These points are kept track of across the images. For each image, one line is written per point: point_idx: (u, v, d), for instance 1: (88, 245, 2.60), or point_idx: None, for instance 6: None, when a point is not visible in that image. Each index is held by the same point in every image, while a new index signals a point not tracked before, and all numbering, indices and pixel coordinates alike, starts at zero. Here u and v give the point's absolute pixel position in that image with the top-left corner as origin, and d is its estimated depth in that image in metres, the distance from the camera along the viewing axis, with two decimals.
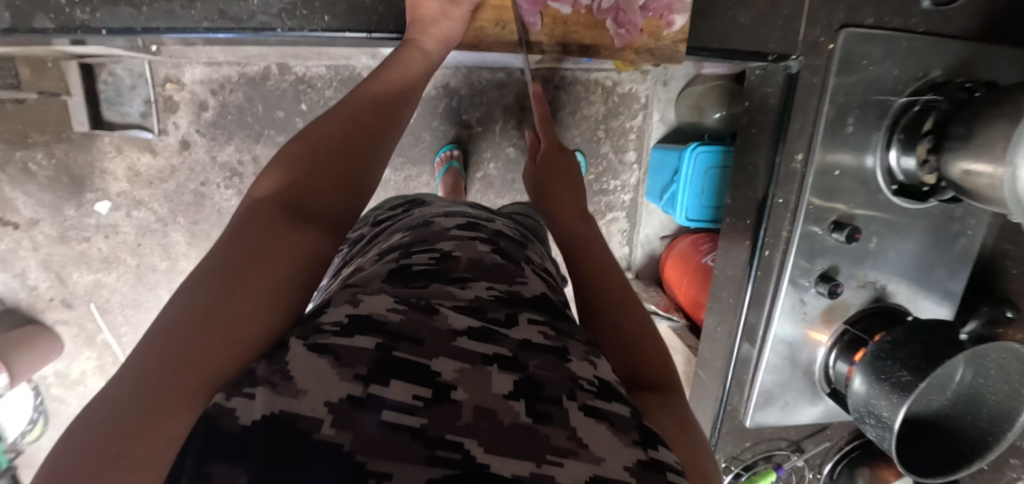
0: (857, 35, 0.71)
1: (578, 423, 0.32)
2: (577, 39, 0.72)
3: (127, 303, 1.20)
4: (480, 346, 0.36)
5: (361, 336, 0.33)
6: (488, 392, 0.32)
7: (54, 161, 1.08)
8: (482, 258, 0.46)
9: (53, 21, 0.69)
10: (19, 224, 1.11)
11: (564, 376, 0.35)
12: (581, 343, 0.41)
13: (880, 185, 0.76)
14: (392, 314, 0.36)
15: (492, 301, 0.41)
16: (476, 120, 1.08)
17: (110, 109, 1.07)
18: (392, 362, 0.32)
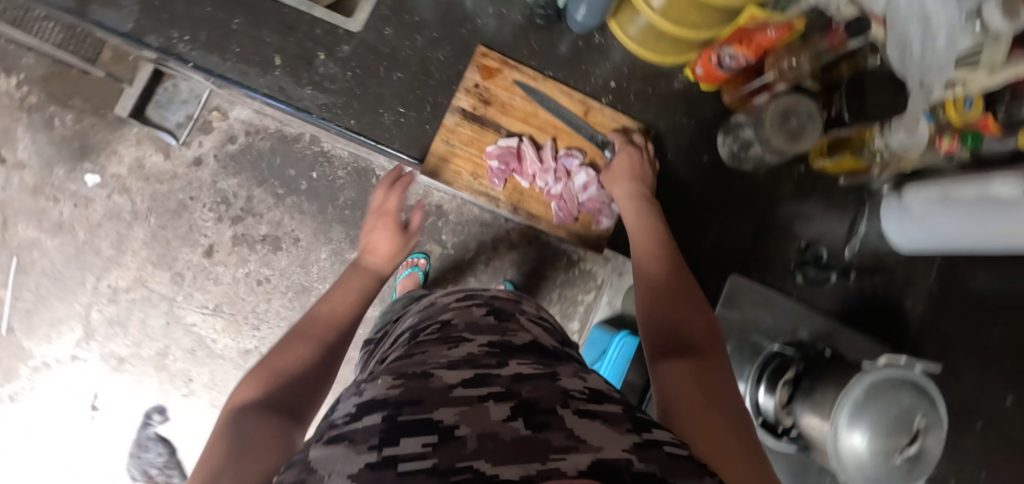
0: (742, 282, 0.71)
1: (572, 425, 0.32)
2: (527, 207, 0.99)
3: (49, 273, 1.18)
4: (477, 388, 0.35)
5: (370, 416, 0.32)
6: (489, 420, 0.31)
7: (77, 126, 1.18)
8: (475, 320, 0.50)
9: (158, 42, 0.93)
10: (6, 162, 1.16)
11: (554, 391, 0.36)
12: (570, 366, 0.44)
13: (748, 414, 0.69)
14: (393, 389, 0.35)
15: (482, 353, 0.42)
16: (451, 243, 1.22)
17: (154, 110, 1.20)
18: (399, 425, 0.31)
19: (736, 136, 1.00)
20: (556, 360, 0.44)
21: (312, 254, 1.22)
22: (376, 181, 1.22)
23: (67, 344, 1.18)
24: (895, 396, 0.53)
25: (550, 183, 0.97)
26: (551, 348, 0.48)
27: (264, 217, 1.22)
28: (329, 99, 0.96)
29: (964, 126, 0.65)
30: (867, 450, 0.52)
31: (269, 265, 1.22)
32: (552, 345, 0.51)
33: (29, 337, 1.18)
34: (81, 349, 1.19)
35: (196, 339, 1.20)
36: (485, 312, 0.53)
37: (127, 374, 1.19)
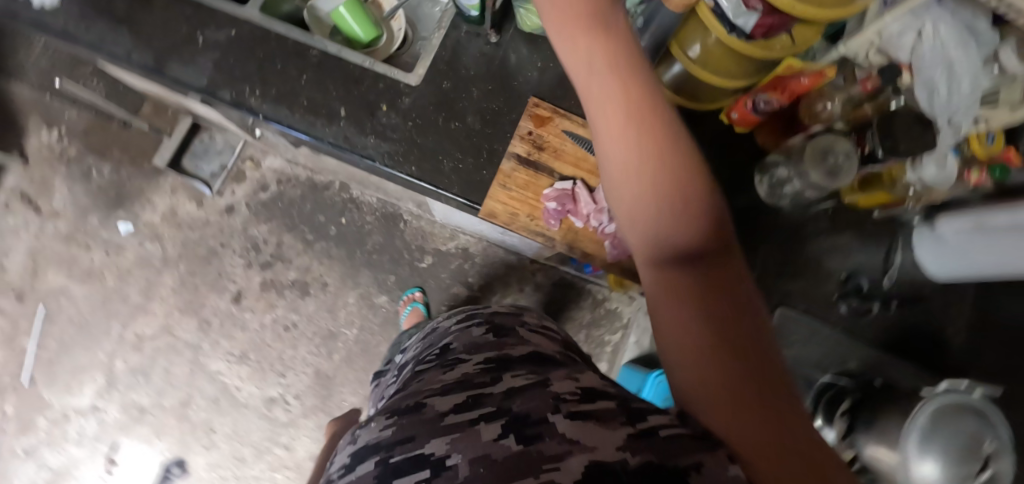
0: (789, 315, 0.73)
1: (566, 429, 0.27)
2: (581, 246, 0.69)
3: (74, 321, 1.18)
4: (467, 413, 0.31)
5: (363, 464, 0.30)
6: (480, 442, 0.28)
7: (114, 176, 1.21)
8: (475, 339, 0.46)
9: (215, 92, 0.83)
10: (42, 211, 1.19)
11: (546, 397, 0.31)
12: (562, 369, 0.38)
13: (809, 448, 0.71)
14: (387, 430, 0.32)
15: (477, 373, 0.38)
16: (478, 285, 1.24)
17: (189, 160, 1.24)
18: (390, 470, 0.28)
19: (776, 176, 0.74)
20: (551, 365, 0.40)
21: (339, 299, 1.23)
22: (404, 226, 1.24)
23: (87, 394, 1.16)
24: (960, 422, 0.54)
25: (605, 220, 0.68)
26: (551, 356, 0.43)
27: (292, 262, 1.23)
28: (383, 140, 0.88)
29: (987, 160, 0.62)
30: (939, 477, 0.53)
31: (296, 311, 1.22)
32: (554, 350, 0.46)
33: (49, 388, 1.16)
34: (101, 400, 1.16)
35: (219, 387, 1.18)
36: (487, 329, 0.48)
37: (146, 426, 1.16)
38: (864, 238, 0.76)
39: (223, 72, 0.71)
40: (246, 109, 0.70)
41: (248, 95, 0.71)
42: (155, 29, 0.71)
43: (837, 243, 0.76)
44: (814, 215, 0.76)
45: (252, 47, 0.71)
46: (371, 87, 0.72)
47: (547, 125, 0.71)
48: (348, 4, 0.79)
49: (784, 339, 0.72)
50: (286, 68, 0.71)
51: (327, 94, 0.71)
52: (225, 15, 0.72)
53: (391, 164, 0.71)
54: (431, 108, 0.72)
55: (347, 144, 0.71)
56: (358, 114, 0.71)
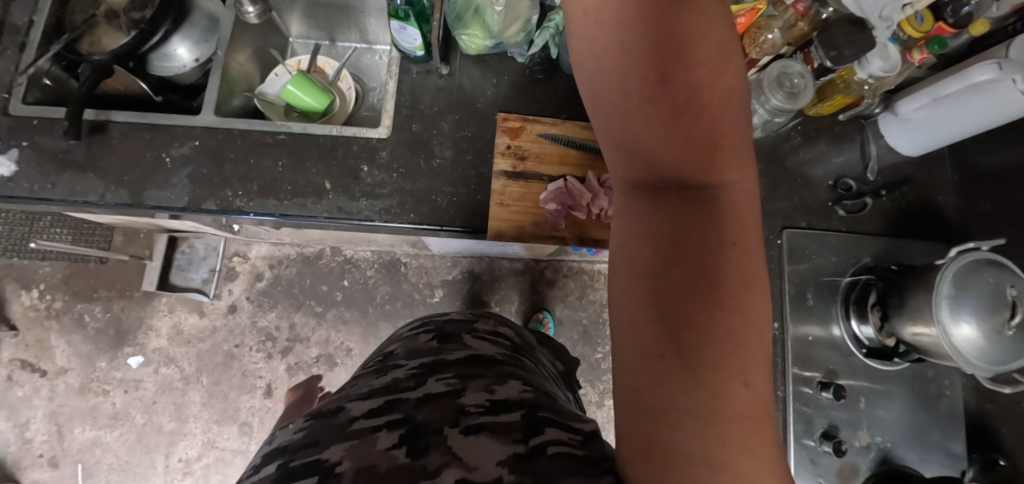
0: (798, 234, 0.76)
1: (454, 443, 0.40)
2: (592, 235, 0.75)
3: (116, 467, 1.15)
4: (374, 420, 0.44)
5: (271, 465, 0.42)
6: (374, 451, 0.40)
7: (108, 314, 1.19)
8: (417, 348, 0.59)
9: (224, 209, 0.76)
10: (47, 372, 1.16)
11: (449, 412, 0.44)
12: (487, 377, 0.51)
13: (851, 348, 0.74)
14: (298, 434, 0.44)
15: (405, 381, 0.51)
16: (493, 300, 1.25)
17: (177, 275, 1.23)
18: (290, 470, 0.40)
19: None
20: (479, 369, 0.52)
21: (367, 359, 1.23)
22: (405, 268, 1.26)
23: None
24: (980, 279, 0.60)
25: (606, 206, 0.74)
26: (484, 359, 0.55)
27: (311, 339, 1.23)
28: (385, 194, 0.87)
29: (923, 38, 0.68)
30: (980, 335, 0.58)
31: (330, 384, 1.21)
32: (496, 353, 0.58)
33: None
34: None
35: None
36: (431, 339, 0.61)
37: None
38: (836, 141, 0.80)
39: (201, 183, 0.71)
40: (234, 211, 0.71)
41: (232, 197, 0.72)
42: (121, 163, 0.71)
43: (816, 153, 0.80)
44: (787, 136, 0.80)
45: (222, 151, 0.73)
46: (347, 152, 0.74)
47: (523, 133, 0.76)
48: (294, 81, 0.81)
49: (800, 256, 0.76)
50: (259, 160, 0.72)
51: (308, 172, 0.73)
52: (185, 129, 0.73)
53: (391, 218, 0.72)
54: (409, 152, 0.74)
55: (343, 213, 0.72)
56: (343, 182, 0.73)
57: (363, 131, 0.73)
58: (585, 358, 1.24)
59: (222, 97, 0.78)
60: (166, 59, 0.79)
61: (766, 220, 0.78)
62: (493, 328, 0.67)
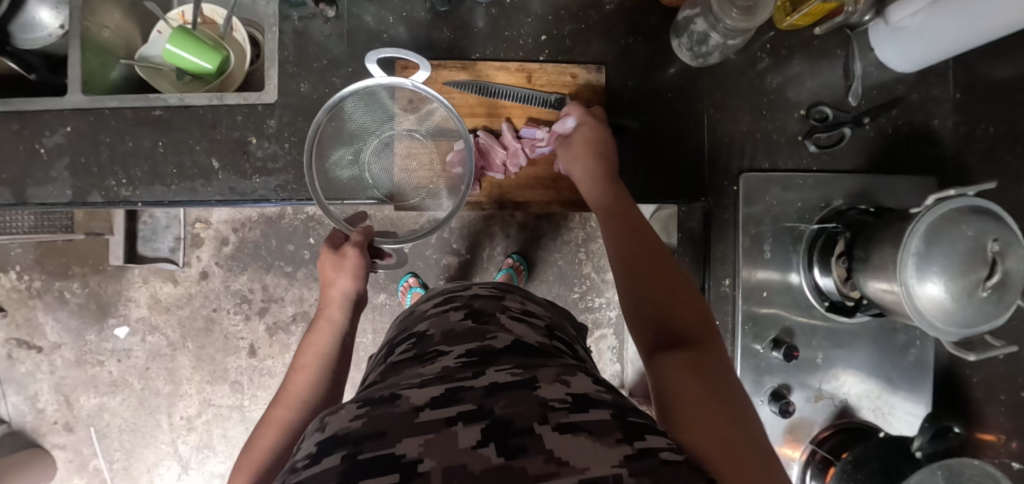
0: (755, 178, 0.72)
1: (554, 445, 0.32)
2: (512, 196, 0.81)
3: (125, 429, 1.23)
4: (444, 411, 0.35)
5: (327, 458, 0.32)
6: (456, 449, 0.31)
7: (87, 290, 1.21)
8: (453, 328, 0.51)
9: (103, 196, 0.76)
10: (43, 348, 1.21)
11: (531, 405, 0.35)
12: (554, 368, 0.43)
13: (811, 301, 0.71)
14: (355, 422, 0.35)
15: (459, 366, 0.43)
16: (465, 248, 1.21)
17: (144, 246, 1.21)
18: (358, 468, 0.31)
19: (695, 32, 0.73)
20: (541, 360, 0.45)
21: None
22: None
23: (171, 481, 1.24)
24: (958, 232, 0.51)
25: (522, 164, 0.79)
26: (535, 346, 0.48)
27: (286, 298, 1.22)
28: (282, 176, 0.77)
29: None
30: (947, 296, 0.51)
31: None
32: (541, 340, 0.52)
33: None
34: (185, 480, 1.24)
35: None
36: (462, 315, 0.54)
37: None
38: (815, 59, 0.75)
39: (81, 176, 0.76)
40: (122, 201, 0.76)
41: (117, 187, 0.76)
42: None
43: (791, 75, 0.76)
44: (754, 58, 0.76)
45: (96, 136, 0.76)
46: (230, 122, 0.77)
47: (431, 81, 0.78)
48: (173, 39, 0.71)
49: (758, 200, 0.72)
50: None
51: (192, 149, 0.77)
52: (54, 115, 0.75)
53: (287, 194, 0.77)
54: (299, 116, 0.77)
55: (235, 193, 0.76)
56: (232, 157, 0.77)
57: (245, 96, 0.75)
58: (562, 298, 1.25)
59: (91, 69, 0.75)
60: (29, 28, 0.75)
61: (717, 163, 0.76)
62: (523, 305, 0.61)
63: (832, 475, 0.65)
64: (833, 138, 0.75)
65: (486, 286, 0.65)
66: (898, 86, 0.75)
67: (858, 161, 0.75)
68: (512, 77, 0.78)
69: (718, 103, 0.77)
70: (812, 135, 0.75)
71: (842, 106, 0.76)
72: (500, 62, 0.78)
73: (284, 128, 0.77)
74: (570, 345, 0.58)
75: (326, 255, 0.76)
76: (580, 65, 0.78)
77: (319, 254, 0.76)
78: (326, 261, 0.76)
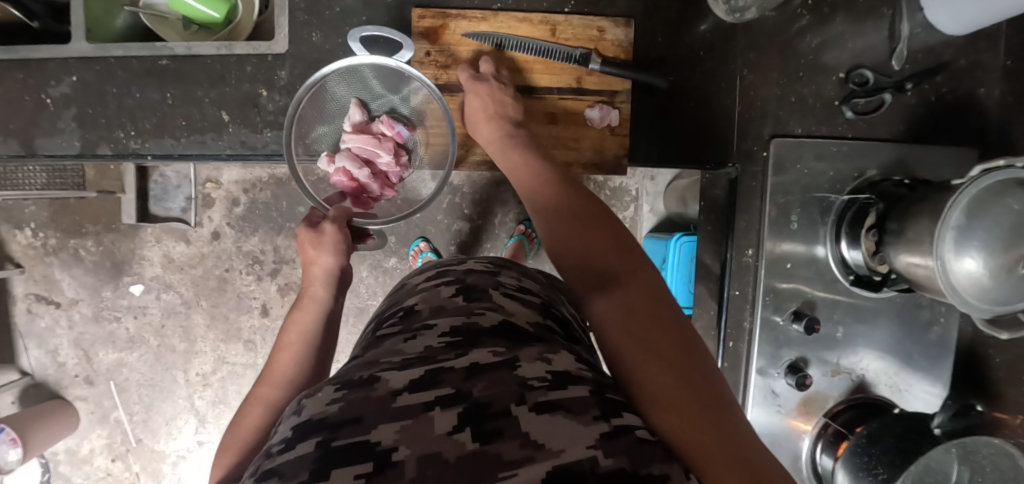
0: (787, 144, 0.69)
1: (529, 427, 0.33)
2: None
3: (144, 383, 1.26)
4: (423, 395, 0.36)
5: (302, 444, 0.33)
6: (432, 435, 0.32)
7: (102, 248, 1.23)
8: (441, 303, 0.51)
9: (112, 149, 0.75)
10: (61, 303, 1.25)
11: (510, 389, 0.36)
12: (537, 347, 0.43)
13: (836, 275, 0.69)
14: (331, 407, 0.36)
15: (442, 347, 0.42)
16: (477, 214, 1.20)
17: (156, 205, 1.21)
18: (332, 454, 0.31)
19: None
20: (527, 341, 0.44)
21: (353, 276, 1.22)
22: None
23: (188, 434, 1.27)
24: (1001, 206, 0.49)
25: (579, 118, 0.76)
26: (522, 325, 0.48)
27: (297, 260, 1.22)
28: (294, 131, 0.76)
29: None
30: (985, 273, 0.49)
31: None
32: (529, 317, 0.51)
33: (156, 441, 1.28)
34: (202, 434, 1.27)
35: None
36: (451, 292, 0.53)
37: None
38: (857, 19, 0.72)
39: (88, 126, 0.75)
40: (132, 153, 0.75)
41: (126, 139, 0.76)
42: (4, 112, 0.75)
43: (830, 35, 0.72)
44: (794, 15, 0.73)
45: (102, 87, 0.75)
46: (241, 75, 0.75)
47: (451, 35, 0.76)
48: None
49: (788, 168, 0.69)
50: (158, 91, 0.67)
51: (200, 102, 0.76)
52: (59, 65, 0.74)
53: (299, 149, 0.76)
54: (310, 70, 0.76)
55: (247, 147, 0.76)
56: (244, 112, 0.76)
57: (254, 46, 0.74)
58: None
59: (95, 16, 0.73)
60: None
61: (749, 128, 0.75)
62: (517, 281, 0.60)
63: (845, 449, 0.65)
64: (872, 104, 0.72)
65: (476, 261, 0.63)
66: (946, 50, 0.72)
67: (895, 129, 0.73)
68: (535, 31, 0.76)
69: (752, 63, 0.75)
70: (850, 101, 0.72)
71: (885, 70, 0.72)
72: (522, 13, 0.75)
73: (296, 81, 0.77)
74: (564, 321, 0.56)
75: (305, 233, 0.76)
76: (608, 19, 0.75)
77: (298, 233, 0.76)
78: (305, 239, 0.75)
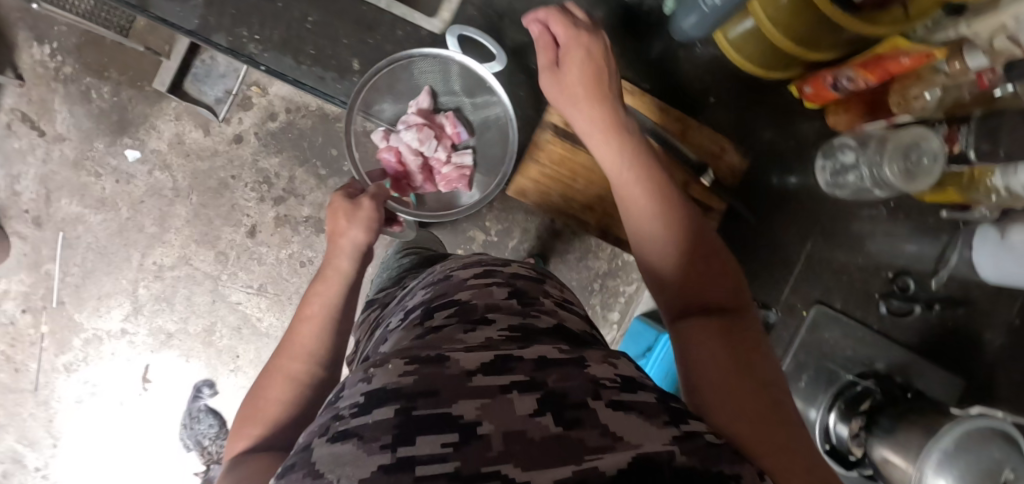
0: None
1: (608, 420, 0.34)
2: None
3: (93, 248, 1.18)
4: (498, 378, 0.37)
5: (379, 410, 0.34)
6: (515, 413, 0.34)
7: (115, 99, 1.16)
8: (494, 302, 0.53)
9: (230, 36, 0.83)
10: (46, 134, 1.16)
11: (585, 382, 0.38)
12: (600, 350, 0.45)
13: (820, 437, 0.84)
14: (405, 377, 0.37)
15: (503, 339, 0.44)
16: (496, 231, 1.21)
17: (192, 83, 1.16)
18: (415, 419, 0.33)
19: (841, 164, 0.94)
20: (581, 345, 0.47)
21: None
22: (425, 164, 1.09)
23: (115, 318, 1.19)
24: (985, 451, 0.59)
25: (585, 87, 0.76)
26: (575, 333, 0.50)
27: (305, 198, 1.18)
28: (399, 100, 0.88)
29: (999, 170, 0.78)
30: None
31: (311, 247, 1.18)
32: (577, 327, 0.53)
33: (78, 311, 1.19)
34: (129, 324, 1.19)
35: (241, 318, 1.18)
36: (507, 294, 0.55)
37: (174, 349, 1.19)
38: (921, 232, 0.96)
39: None
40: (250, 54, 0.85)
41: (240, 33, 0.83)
42: None
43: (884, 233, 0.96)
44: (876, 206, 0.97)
45: None
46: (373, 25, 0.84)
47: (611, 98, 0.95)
48: None
49: None
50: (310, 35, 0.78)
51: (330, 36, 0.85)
52: None
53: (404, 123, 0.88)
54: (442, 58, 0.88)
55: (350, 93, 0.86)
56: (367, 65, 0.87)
57: None
58: None
59: None
60: None
61: None
62: (559, 291, 0.63)
63: None
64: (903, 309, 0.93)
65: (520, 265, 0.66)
66: None
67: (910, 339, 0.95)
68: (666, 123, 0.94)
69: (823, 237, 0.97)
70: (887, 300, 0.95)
71: (925, 284, 0.94)
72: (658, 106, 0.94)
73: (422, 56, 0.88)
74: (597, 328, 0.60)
75: (339, 203, 0.79)
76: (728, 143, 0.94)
77: (334, 200, 0.80)
78: (339, 209, 0.79)
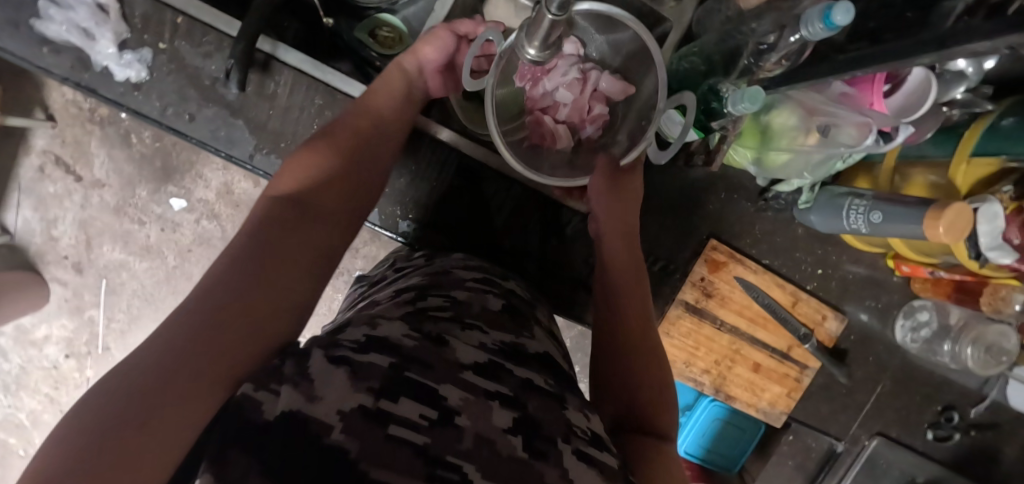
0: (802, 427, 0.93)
1: (570, 465, 0.37)
2: (727, 389, 0.92)
3: (139, 294, 1.17)
4: (485, 382, 0.40)
5: (376, 355, 0.37)
6: (491, 423, 0.36)
7: (157, 144, 1.10)
8: (490, 310, 0.52)
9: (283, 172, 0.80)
10: (83, 179, 1.11)
11: (559, 421, 0.40)
12: (578, 395, 0.47)
13: None
14: (405, 340, 0.40)
15: (493, 350, 0.44)
16: None
17: None
18: (402, 380, 0.36)
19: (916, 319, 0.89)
20: (564, 379, 0.48)
21: None
22: None
23: None
24: None
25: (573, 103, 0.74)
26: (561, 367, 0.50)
27: (360, 252, 1.17)
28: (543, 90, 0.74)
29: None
30: None
31: None
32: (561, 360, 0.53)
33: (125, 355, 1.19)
34: None
35: None
36: (500, 307, 0.54)
37: None
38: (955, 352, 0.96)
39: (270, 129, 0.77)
40: None
41: None
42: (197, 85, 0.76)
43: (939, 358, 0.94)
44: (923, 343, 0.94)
45: None
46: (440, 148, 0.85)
47: (725, 269, 0.87)
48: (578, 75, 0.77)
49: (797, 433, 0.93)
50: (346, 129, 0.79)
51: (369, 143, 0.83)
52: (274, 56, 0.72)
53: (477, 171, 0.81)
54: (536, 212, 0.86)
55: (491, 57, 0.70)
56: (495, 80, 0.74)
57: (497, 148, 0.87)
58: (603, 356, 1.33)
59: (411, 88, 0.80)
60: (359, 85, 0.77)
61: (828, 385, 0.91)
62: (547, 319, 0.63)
63: None
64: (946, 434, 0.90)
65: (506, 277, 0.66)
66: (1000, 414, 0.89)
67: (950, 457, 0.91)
68: (782, 295, 0.89)
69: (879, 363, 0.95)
70: (936, 425, 0.90)
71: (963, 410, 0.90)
72: (782, 280, 0.88)
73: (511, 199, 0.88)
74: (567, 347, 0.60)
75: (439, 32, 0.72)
76: (833, 312, 0.89)
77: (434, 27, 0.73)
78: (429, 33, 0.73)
